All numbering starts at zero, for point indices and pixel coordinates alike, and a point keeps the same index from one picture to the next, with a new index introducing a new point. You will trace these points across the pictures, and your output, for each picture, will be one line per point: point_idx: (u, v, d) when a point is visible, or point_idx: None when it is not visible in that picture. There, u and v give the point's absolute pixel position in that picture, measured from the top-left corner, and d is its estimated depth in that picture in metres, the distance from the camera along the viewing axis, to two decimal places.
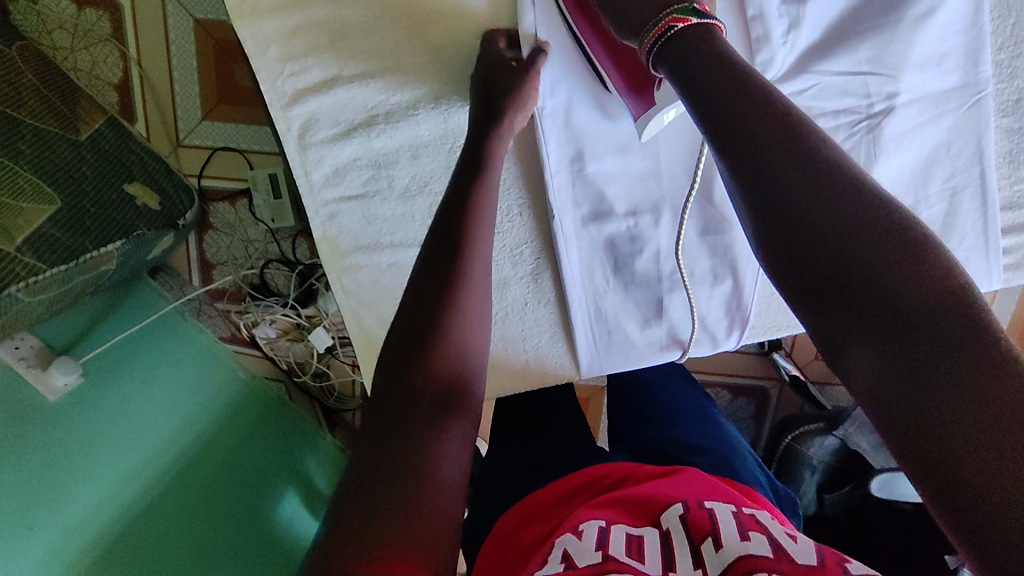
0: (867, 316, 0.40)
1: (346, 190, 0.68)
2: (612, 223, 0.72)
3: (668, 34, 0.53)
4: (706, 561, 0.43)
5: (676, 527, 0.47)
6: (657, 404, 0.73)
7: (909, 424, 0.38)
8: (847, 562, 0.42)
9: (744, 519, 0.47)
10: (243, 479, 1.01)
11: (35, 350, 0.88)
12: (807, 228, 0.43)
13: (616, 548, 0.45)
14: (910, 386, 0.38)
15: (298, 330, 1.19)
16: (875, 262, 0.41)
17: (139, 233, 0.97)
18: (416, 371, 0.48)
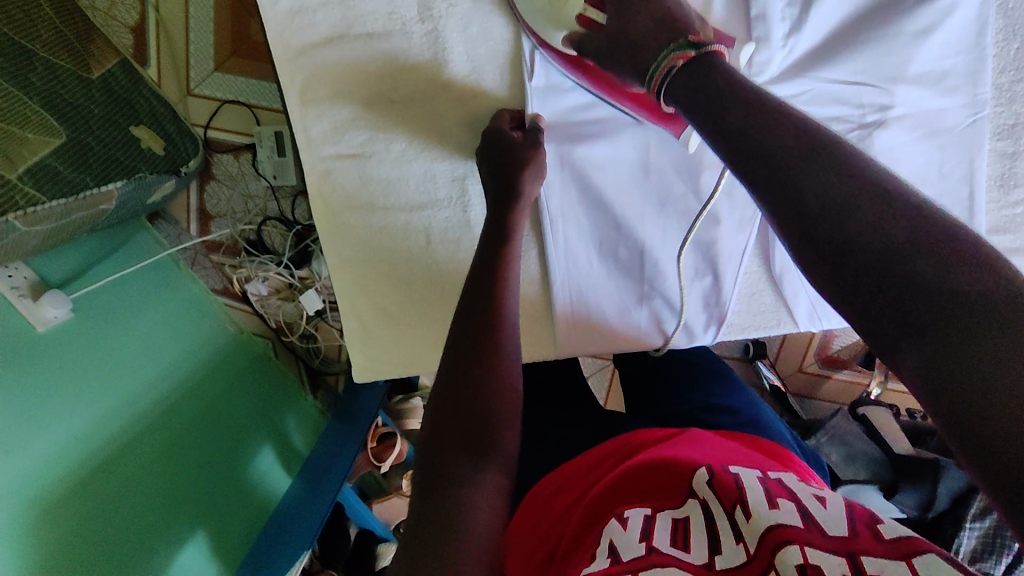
0: (909, 314, 0.40)
1: (344, 149, 0.68)
2: (600, 207, 0.73)
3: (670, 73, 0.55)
4: (744, 534, 0.43)
5: (707, 494, 0.47)
6: (689, 387, 0.77)
7: (960, 410, 0.37)
8: (880, 520, 0.42)
9: (772, 486, 0.47)
10: (219, 429, 1.03)
11: (29, 282, 0.87)
12: (846, 232, 0.43)
13: (660, 539, 0.45)
14: (963, 381, 0.37)
15: (290, 290, 1.20)
16: (917, 261, 0.41)
17: (140, 175, 0.98)
18: (454, 422, 0.51)
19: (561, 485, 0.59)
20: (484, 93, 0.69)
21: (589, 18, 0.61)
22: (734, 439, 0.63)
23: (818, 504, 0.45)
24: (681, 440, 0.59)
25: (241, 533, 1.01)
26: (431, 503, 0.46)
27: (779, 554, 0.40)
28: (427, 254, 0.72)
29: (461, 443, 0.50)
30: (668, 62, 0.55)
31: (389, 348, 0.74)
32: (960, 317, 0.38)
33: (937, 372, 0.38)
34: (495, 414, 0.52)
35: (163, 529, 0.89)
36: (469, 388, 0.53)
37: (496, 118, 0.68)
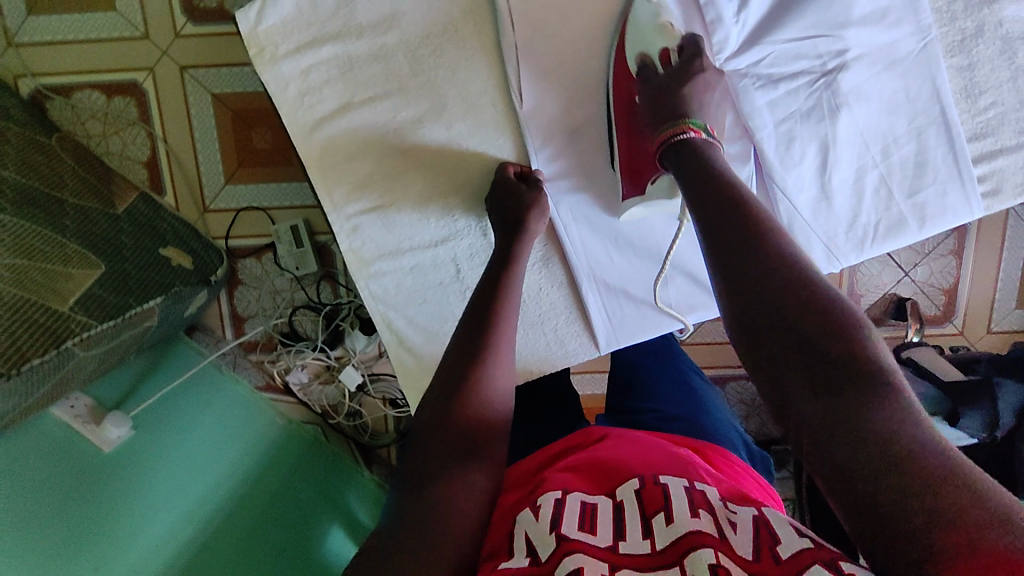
0: (806, 365, 0.47)
1: (368, 203, 0.74)
2: (608, 204, 0.79)
3: (682, 137, 0.65)
4: (655, 534, 0.45)
5: (630, 501, 0.49)
6: (642, 380, 0.77)
7: (840, 465, 0.42)
8: (777, 542, 0.43)
9: (694, 496, 0.49)
10: (289, 517, 1.04)
11: (89, 408, 0.93)
12: (763, 293, 0.51)
13: (570, 525, 0.46)
14: (842, 429, 0.43)
15: (328, 372, 1.27)
16: (815, 326, 0.48)
17: (177, 289, 1.03)
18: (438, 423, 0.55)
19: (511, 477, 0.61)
20: (483, 124, 0.75)
21: (666, 57, 0.69)
22: (677, 438, 0.64)
23: (729, 524, 0.46)
24: (619, 441, 0.61)
25: None
26: (409, 503, 0.50)
27: (691, 554, 0.42)
28: (459, 283, 0.78)
29: (442, 447, 0.54)
30: (678, 130, 0.65)
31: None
32: (848, 397, 0.44)
33: (827, 424, 0.44)
34: (475, 424, 0.56)
35: None
36: (456, 401, 0.57)
37: (500, 168, 0.75)
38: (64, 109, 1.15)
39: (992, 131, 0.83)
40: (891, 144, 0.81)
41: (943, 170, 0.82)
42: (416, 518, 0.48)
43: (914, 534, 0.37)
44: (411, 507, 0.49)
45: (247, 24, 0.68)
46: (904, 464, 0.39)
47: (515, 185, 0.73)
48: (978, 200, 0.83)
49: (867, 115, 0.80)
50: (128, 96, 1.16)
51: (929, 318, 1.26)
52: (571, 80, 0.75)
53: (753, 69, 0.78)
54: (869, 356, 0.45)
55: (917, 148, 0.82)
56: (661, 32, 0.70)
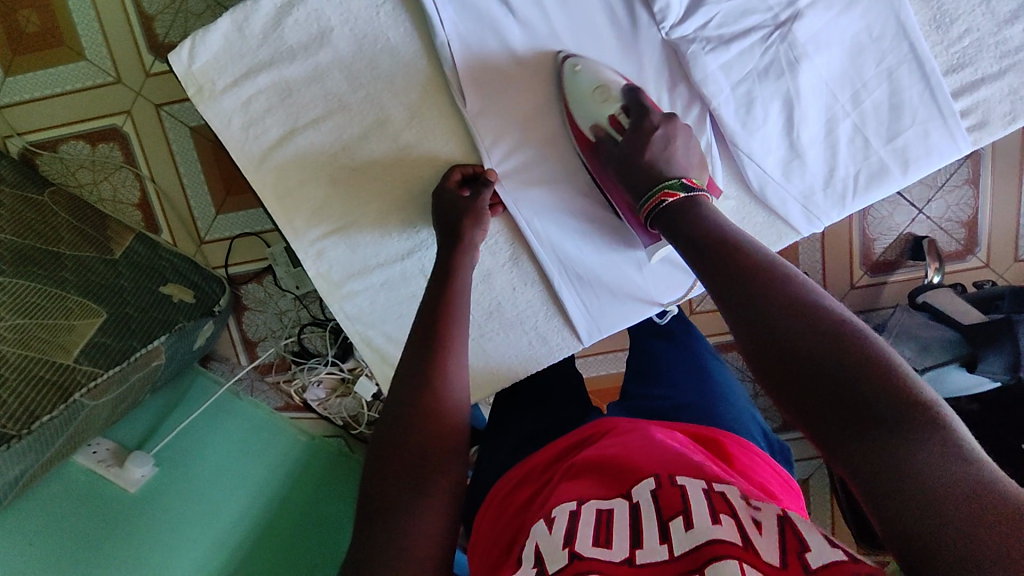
0: (839, 411, 0.43)
1: (329, 226, 0.74)
2: (568, 196, 0.77)
3: (662, 206, 0.63)
4: (673, 538, 0.41)
5: (647, 502, 0.45)
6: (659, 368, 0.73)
7: (893, 522, 0.38)
8: (807, 548, 0.38)
9: (714, 499, 0.43)
10: (319, 533, 1.06)
11: (111, 451, 0.97)
12: (782, 334, 0.47)
13: (584, 541, 0.42)
14: (888, 484, 0.39)
15: (343, 385, 1.28)
16: (842, 366, 0.44)
17: (180, 325, 1.06)
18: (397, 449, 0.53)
19: (520, 480, 0.58)
20: (429, 129, 0.74)
21: (616, 120, 0.70)
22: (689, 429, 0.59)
23: (754, 525, 0.41)
24: (622, 435, 0.56)
25: None
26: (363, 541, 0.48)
27: (713, 562, 0.37)
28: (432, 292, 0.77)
29: (399, 468, 0.52)
30: (654, 200, 0.64)
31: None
32: (889, 434, 0.40)
33: (872, 475, 0.40)
34: (437, 442, 0.54)
35: None
36: (419, 425, 0.55)
37: (444, 177, 0.74)
38: (54, 162, 1.17)
39: (970, 60, 0.80)
40: (861, 91, 0.78)
41: (921, 110, 0.78)
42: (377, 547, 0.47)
43: None
44: (375, 532, 0.48)
45: (181, 63, 0.68)
46: (961, 517, 0.36)
47: (461, 198, 0.72)
48: (964, 136, 0.79)
49: (829, 64, 0.76)
50: (111, 141, 1.18)
51: (950, 254, 1.20)
52: (511, 72, 0.74)
53: (701, 33, 0.75)
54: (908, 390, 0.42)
55: (890, 89, 0.78)
56: (604, 100, 0.71)
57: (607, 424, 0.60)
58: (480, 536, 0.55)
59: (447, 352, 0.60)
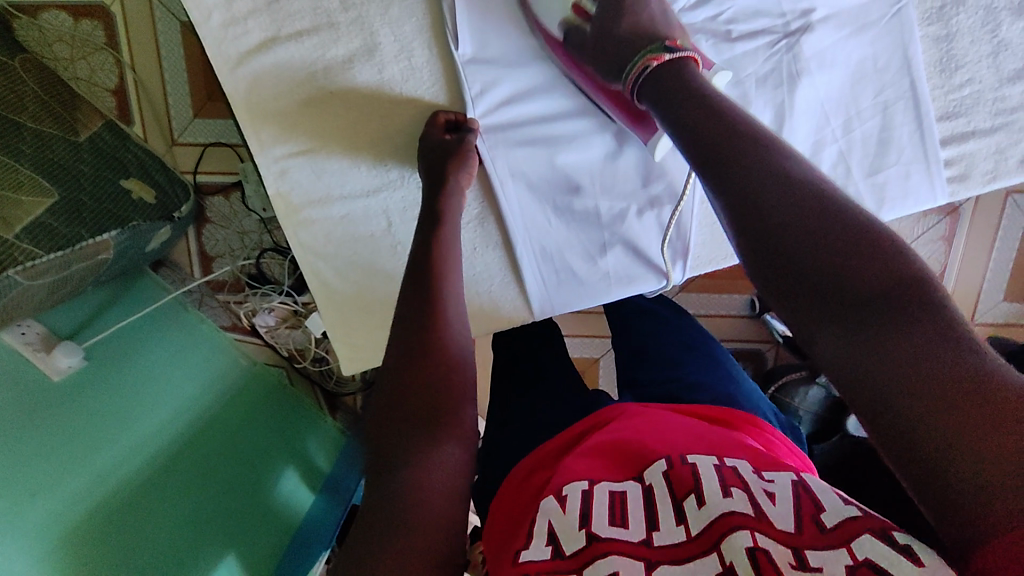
0: (830, 299, 0.43)
1: (296, 145, 0.71)
2: (543, 160, 0.76)
3: (647, 71, 0.60)
4: (688, 519, 0.41)
5: (659, 483, 0.45)
6: (657, 345, 0.72)
7: (878, 408, 0.39)
8: (822, 508, 0.40)
9: (725, 473, 0.44)
10: (241, 460, 1.05)
11: (41, 335, 0.91)
12: (770, 210, 0.47)
13: (601, 520, 0.43)
14: (868, 363, 0.40)
15: (296, 317, 1.25)
16: (832, 252, 0.44)
17: (134, 223, 1.02)
18: (402, 386, 0.48)
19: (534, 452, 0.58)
20: (416, 67, 0.71)
21: (582, 7, 0.67)
22: (702, 407, 0.59)
23: (767, 488, 0.42)
24: (635, 418, 0.56)
25: (269, 551, 1.01)
26: (376, 500, 0.43)
27: (727, 539, 0.39)
28: (390, 236, 0.75)
29: (394, 428, 0.46)
30: (641, 64, 0.61)
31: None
32: (888, 326, 0.40)
33: (857, 361, 0.40)
34: (444, 383, 0.48)
35: (198, 551, 0.90)
36: (409, 374, 0.49)
37: (429, 123, 0.71)
38: (32, 29, 1.11)
39: (964, 110, 0.81)
40: (854, 118, 0.79)
41: (906, 150, 0.79)
42: (382, 519, 0.41)
43: (979, 495, 0.33)
44: (384, 498, 0.42)
45: None
46: (950, 401, 0.36)
47: (444, 141, 0.69)
48: (943, 187, 0.81)
49: (829, 84, 0.77)
50: (95, 19, 1.12)
51: None
52: (511, 23, 0.71)
53: (710, 23, 0.74)
54: (899, 273, 0.42)
55: (882, 122, 0.79)
56: None
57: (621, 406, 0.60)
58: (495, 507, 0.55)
59: (441, 302, 0.54)
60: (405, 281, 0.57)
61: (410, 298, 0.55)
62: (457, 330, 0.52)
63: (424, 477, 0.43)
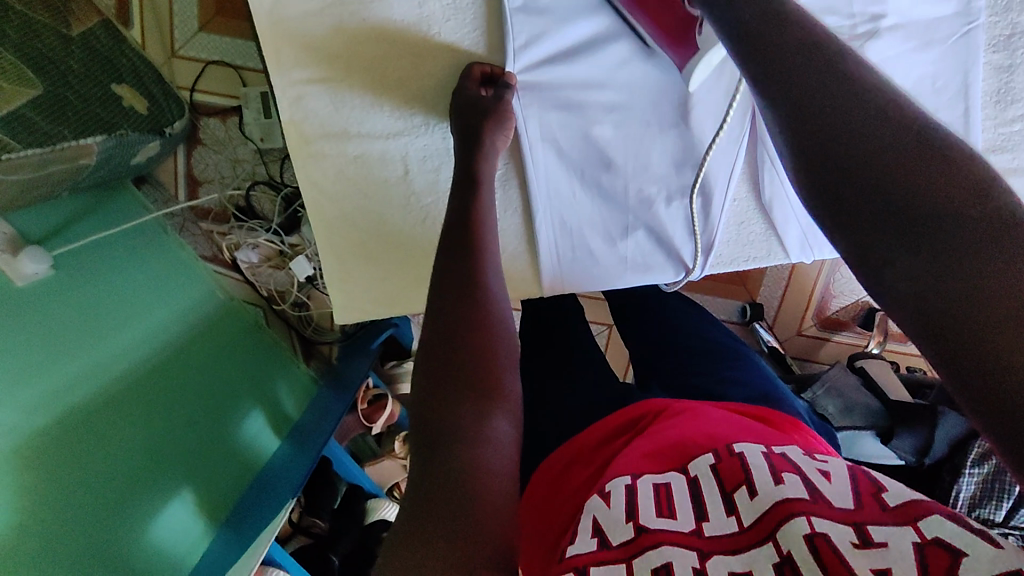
0: (903, 236, 0.40)
1: (317, 72, 0.64)
2: (580, 128, 0.69)
3: (696, 5, 0.54)
4: (740, 510, 0.43)
5: (706, 475, 0.46)
6: (684, 342, 0.75)
7: (965, 359, 0.36)
8: (883, 490, 0.41)
9: (776, 462, 0.45)
10: (204, 399, 1.01)
11: (7, 237, 0.83)
12: (840, 134, 0.43)
13: (646, 512, 0.44)
14: (950, 311, 0.37)
15: (280, 258, 1.20)
16: (912, 181, 0.40)
17: (122, 132, 0.95)
18: (450, 355, 0.48)
19: (572, 454, 0.59)
20: (460, 7, 0.64)
21: None
22: (741, 407, 0.60)
23: (822, 477, 0.43)
24: (675, 414, 0.57)
25: (227, 492, 0.98)
26: (428, 473, 0.42)
27: (784, 527, 0.39)
28: (405, 185, 0.70)
29: (444, 399, 0.46)
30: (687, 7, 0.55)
31: (416, 292, 0.72)
32: (971, 263, 0.37)
33: (940, 310, 0.38)
34: (487, 352, 0.48)
35: (153, 481, 0.87)
36: (455, 341, 0.49)
37: (465, 75, 0.65)
38: None
39: (1010, 147, 0.79)
40: None
41: None
42: (444, 492, 0.41)
43: None
44: (435, 468, 0.42)
45: None
46: None
47: (479, 94, 0.64)
48: None
49: None
50: None
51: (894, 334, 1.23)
52: None
53: None
54: (982, 197, 0.39)
55: None
56: None
57: (656, 404, 0.60)
58: (536, 502, 0.56)
59: (479, 273, 0.53)
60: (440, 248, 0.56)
61: (448, 260, 0.55)
62: (492, 293, 0.53)
63: (480, 448, 0.43)
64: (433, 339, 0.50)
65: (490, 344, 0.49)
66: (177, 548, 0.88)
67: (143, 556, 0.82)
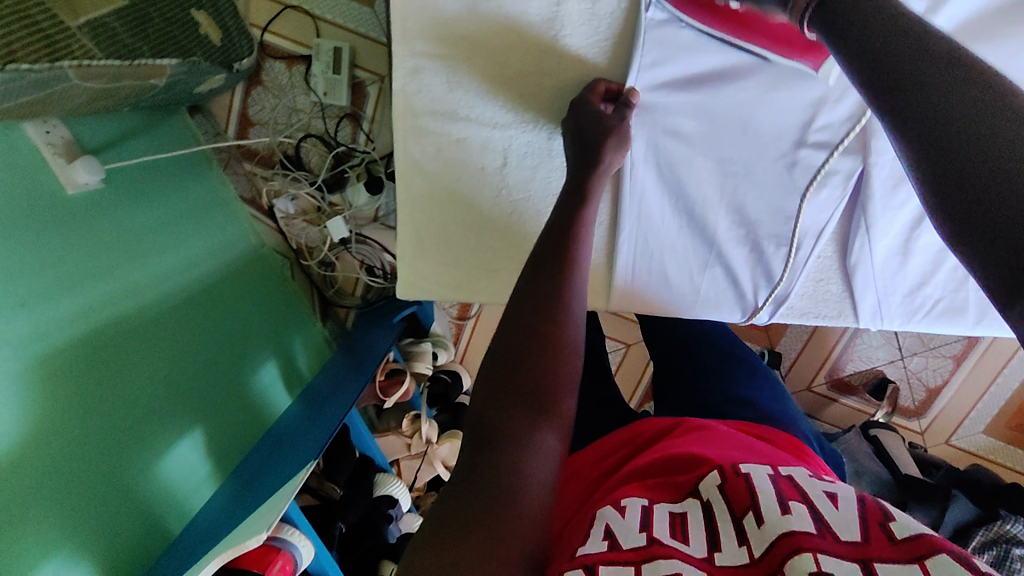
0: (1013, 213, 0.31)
1: (439, 50, 0.63)
2: (686, 155, 0.69)
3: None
4: (750, 539, 0.42)
5: (717, 499, 0.46)
6: (701, 349, 0.78)
7: None
8: (890, 519, 0.41)
9: (782, 486, 0.46)
10: (225, 342, 1.00)
11: (65, 140, 0.82)
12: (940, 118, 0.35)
13: (660, 532, 0.44)
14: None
15: (318, 214, 1.20)
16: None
17: (195, 59, 0.93)
18: (517, 368, 0.48)
19: (583, 465, 0.62)
20: (597, 14, 0.62)
21: None
22: (747, 426, 0.62)
23: (830, 503, 0.44)
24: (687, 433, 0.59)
25: (234, 439, 0.97)
26: (470, 481, 0.42)
27: (792, 562, 0.39)
28: (499, 177, 0.70)
29: (508, 409, 0.46)
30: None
31: (488, 283, 0.73)
32: None
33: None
34: (553, 374, 0.48)
35: (166, 419, 0.85)
36: (531, 356, 0.49)
37: (588, 89, 0.64)
38: None
39: None
40: None
41: None
42: (477, 498, 0.41)
43: None
44: (478, 480, 0.42)
45: None
46: None
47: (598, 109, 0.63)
48: None
49: None
50: None
51: (902, 407, 1.24)
52: None
53: None
54: None
55: None
56: None
57: (669, 423, 0.63)
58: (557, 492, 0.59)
59: (569, 288, 0.54)
60: (531, 264, 0.55)
61: (542, 275, 0.54)
62: (571, 312, 0.52)
63: (524, 472, 0.43)
64: (512, 348, 0.49)
65: (563, 364, 0.49)
66: (182, 486, 0.87)
67: (150, 492, 0.82)
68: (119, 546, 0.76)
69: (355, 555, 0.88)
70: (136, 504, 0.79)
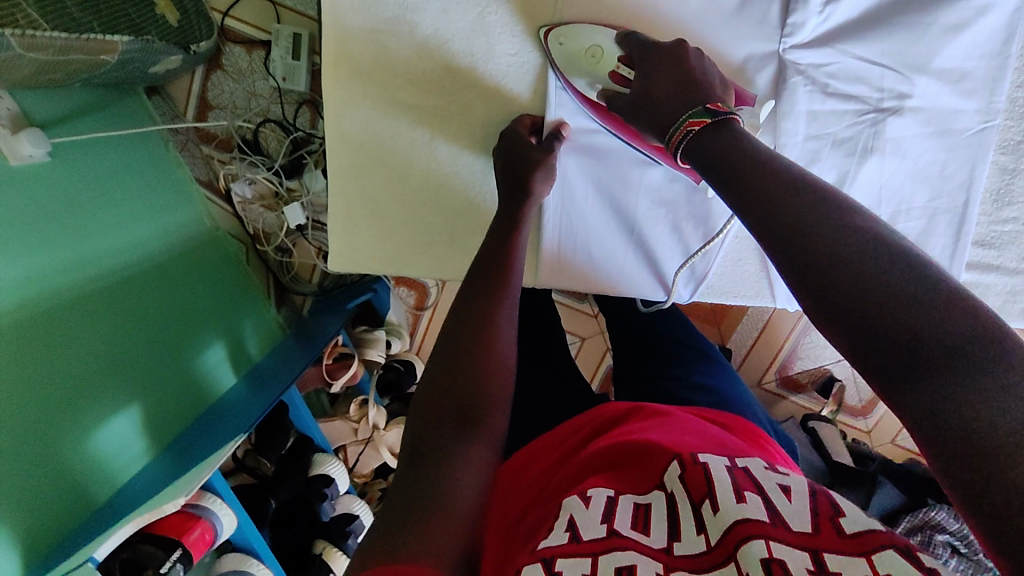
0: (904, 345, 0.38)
1: (369, 23, 0.66)
2: (607, 133, 0.71)
3: (687, 136, 0.54)
4: (707, 527, 0.42)
5: (678, 491, 0.46)
6: (669, 343, 0.81)
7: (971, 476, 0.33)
8: (840, 513, 0.41)
9: (738, 480, 0.46)
10: (168, 320, 0.99)
11: (10, 114, 0.81)
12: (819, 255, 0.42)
13: (622, 521, 0.44)
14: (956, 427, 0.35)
15: (275, 200, 1.19)
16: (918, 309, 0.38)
17: (148, 38, 0.92)
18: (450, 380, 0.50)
19: (537, 456, 0.61)
20: None
21: (620, 76, 0.62)
22: (714, 416, 0.63)
23: (783, 494, 0.43)
24: (651, 419, 0.59)
25: (175, 416, 0.97)
26: (410, 484, 0.43)
27: (743, 547, 0.39)
28: (428, 150, 0.71)
29: (440, 421, 0.47)
30: (681, 129, 0.55)
31: (417, 257, 0.75)
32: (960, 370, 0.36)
33: (944, 425, 0.35)
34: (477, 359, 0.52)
35: (99, 395, 0.84)
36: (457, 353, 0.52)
37: (516, 124, 0.69)
38: None
39: (1001, 243, 0.79)
40: (900, 214, 0.77)
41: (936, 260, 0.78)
42: (417, 496, 0.42)
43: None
44: (416, 485, 0.43)
45: None
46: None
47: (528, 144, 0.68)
48: None
49: (894, 173, 0.75)
50: None
51: (847, 406, 1.27)
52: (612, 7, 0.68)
53: (813, 70, 0.71)
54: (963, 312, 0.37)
55: (924, 226, 0.77)
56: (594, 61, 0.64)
57: (630, 408, 0.63)
58: (509, 481, 0.58)
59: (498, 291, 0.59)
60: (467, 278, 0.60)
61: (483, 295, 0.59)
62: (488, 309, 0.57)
63: (458, 473, 0.44)
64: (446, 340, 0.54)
65: (484, 347, 0.53)
66: (115, 459, 0.86)
67: (81, 465, 0.81)
68: (48, 520, 0.75)
69: (288, 534, 0.92)
70: (65, 476, 0.78)
